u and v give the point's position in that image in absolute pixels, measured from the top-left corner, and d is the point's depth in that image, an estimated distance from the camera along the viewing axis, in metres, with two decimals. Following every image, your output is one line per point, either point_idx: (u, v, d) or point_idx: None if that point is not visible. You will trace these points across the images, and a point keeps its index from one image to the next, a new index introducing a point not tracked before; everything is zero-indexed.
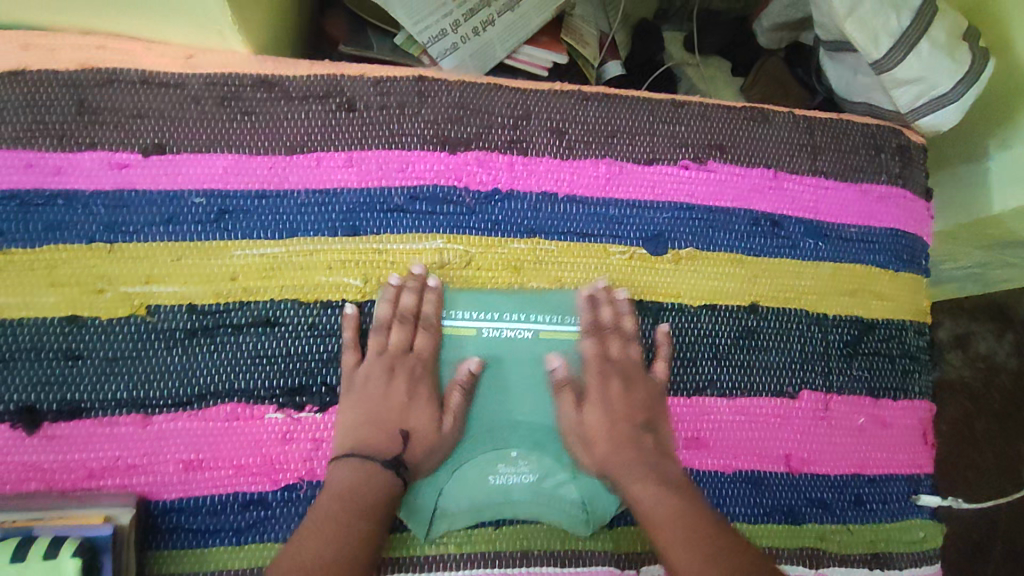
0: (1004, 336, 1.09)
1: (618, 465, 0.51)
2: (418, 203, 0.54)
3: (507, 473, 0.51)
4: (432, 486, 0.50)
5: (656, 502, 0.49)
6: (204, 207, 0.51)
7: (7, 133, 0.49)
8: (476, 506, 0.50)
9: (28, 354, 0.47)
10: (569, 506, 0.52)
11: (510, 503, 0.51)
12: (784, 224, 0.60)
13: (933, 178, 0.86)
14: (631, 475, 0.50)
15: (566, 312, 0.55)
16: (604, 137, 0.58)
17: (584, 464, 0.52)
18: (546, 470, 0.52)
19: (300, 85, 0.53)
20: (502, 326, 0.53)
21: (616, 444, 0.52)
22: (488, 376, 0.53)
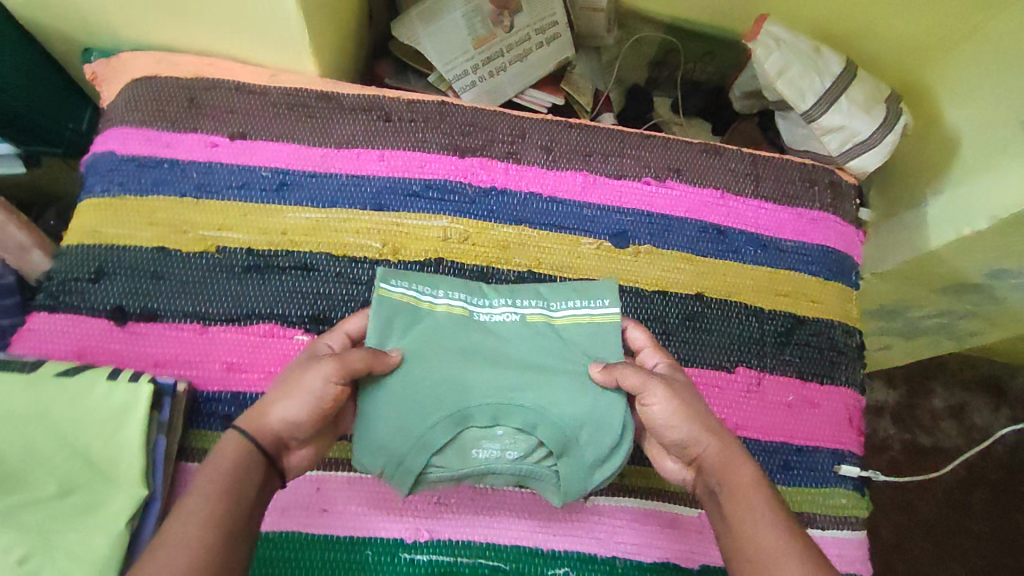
0: (999, 409, 1.15)
1: (721, 449, 0.51)
2: (431, 191, 0.69)
3: (491, 447, 0.55)
4: (414, 449, 0.54)
5: (758, 506, 0.48)
6: (269, 179, 0.67)
7: (136, 116, 0.67)
8: (462, 471, 0.55)
9: (125, 271, 0.62)
10: (549, 479, 0.56)
11: (493, 471, 0.55)
12: (729, 233, 0.72)
13: (875, 227, 0.98)
14: (730, 466, 0.50)
15: (548, 298, 0.63)
16: (582, 156, 0.73)
17: (572, 444, 0.55)
18: (528, 447, 0.55)
19: (353, 100, 0.71)
20: (493, 311, 0.62)
21: (710, 425, 0.52)
22: (482, 352, 0.58)
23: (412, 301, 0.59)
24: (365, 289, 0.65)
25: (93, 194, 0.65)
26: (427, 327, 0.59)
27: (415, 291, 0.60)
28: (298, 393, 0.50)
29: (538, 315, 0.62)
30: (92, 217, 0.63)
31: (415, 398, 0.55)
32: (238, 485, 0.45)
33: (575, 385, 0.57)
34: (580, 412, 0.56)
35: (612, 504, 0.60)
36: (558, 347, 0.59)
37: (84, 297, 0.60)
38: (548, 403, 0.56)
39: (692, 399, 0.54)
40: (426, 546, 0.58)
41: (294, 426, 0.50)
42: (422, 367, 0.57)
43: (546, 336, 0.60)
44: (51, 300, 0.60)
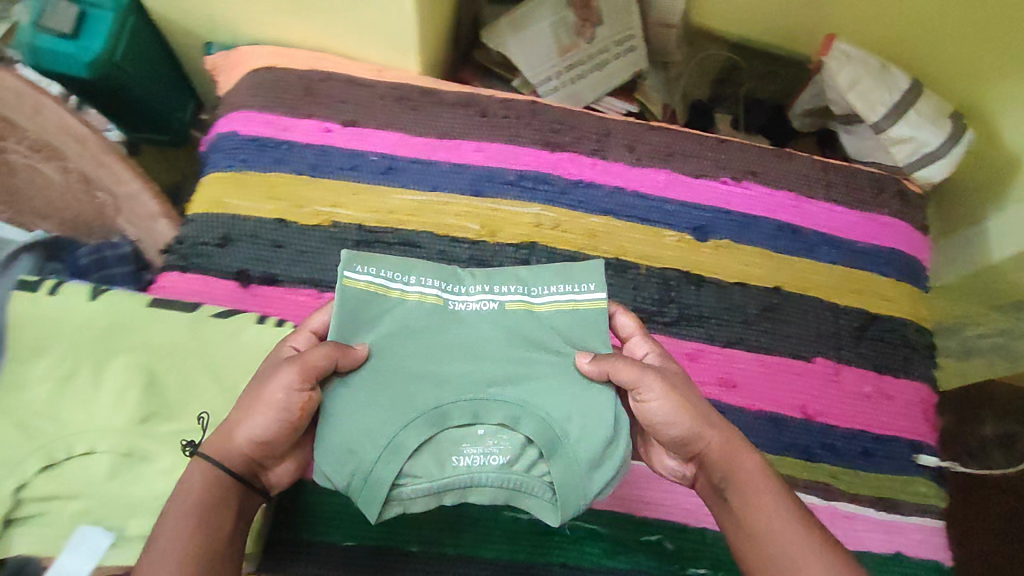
0: None
1: (724, 443, 0.49)
2: (524, 180, 0.73)
3: (472, 453, 0.48)
4: (384, 455, 0.47)
5: (758, 496, 0.47)
6: (376, 163, 0.72)
7: (257, 103, 0.73)
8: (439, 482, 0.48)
9: (248, 239, 0.67)
10: (541, 490, 0.49)
11: (476, 480, 0.48)
12: (803, 233, 0.76)
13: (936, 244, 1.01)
14: (726, 454, 0.49)
15: (529, 283, 0.55)
16: (664, 155, 0.77)
17: (562, 441, 0.48)
18: (513, 451, 0.49)
19: (453, 96, 0.76)
20: (467, 298, 0.54)
21: (702, 413, 0.50)
22: (457, 346, 0.52)
23: (380, 290, 0.52)
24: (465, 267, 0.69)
25: (218, 169, 0.70)
26: (393, 320, 0.52)
27: (383, 279, 0.53)
28: (260, 406, 0.47)
29: (519, 303, 0.54)
30: (218, 188, 0.69)
31: (388, 395, 0.49)
32: (213, 512, 0.45)
33: (558, 374, 0.51)
34: (572, 408, 0.50)
35: None
36: (539, 338, 0.53)
37: (211, 260, 0.65)
38: (528, 395, 0.50)
39: (683, 386, 0.51)
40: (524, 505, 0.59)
41: (261, 443, 0.47)
42: (390, 365, 0.50)
43: (526, 326, 0.54)
44: (182, 261, 0.65)
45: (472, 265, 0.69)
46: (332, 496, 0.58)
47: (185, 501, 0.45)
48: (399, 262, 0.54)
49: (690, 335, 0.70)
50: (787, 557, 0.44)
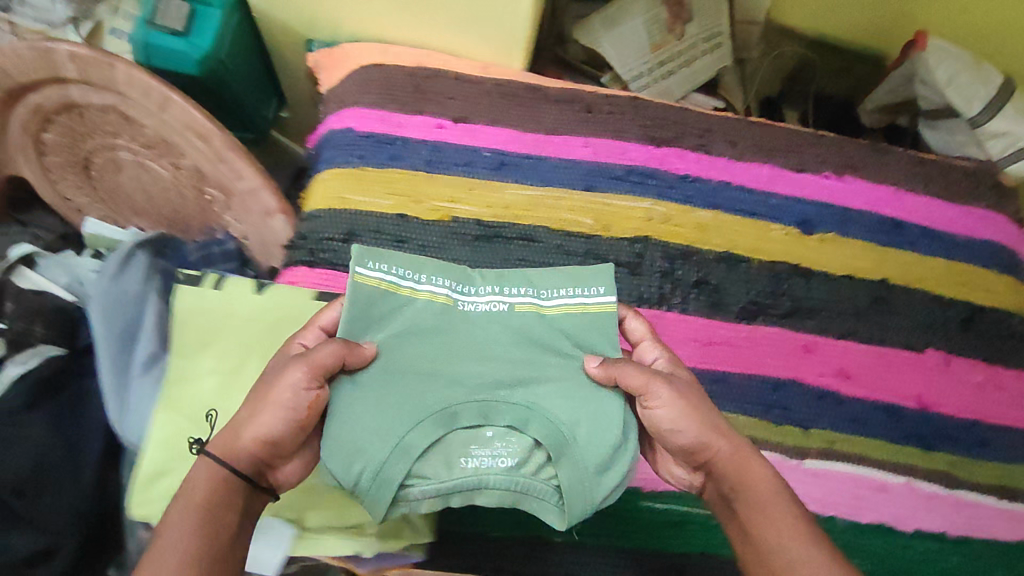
0: None
1: (733, 451, 0.49)
2: (633, 176, 0.74)
3: (480, 455, 0.48)
4: (393, 455, 0.47)
5: (762, 505, 0.47)
6: (490, 159, 0.72)
7: (368, 99, 0.73)
8: (447, 483, 0.47)
9: (373, 235, 0.68)
10: (545, 493, 0.48)
11: (483, 482, 0.47)
12: (905, 226, 0.77)
13: None
14: (733, 462, 0.49)
15: (538, 286, 0.55)
16: (766, 151, 0.78)
17: (568, 445, 0.48)
18: (521, 452, 0.49)
19: (558, 92, 0.77)
20: (476, 300, 0.54)
21: (710, 421, 0.49)
22: (468, 347, 0.52)
23: (391, 287, 0.52)
24: (583, 261, 0.70)
25: (334, 165, 0.71)
26: (407, 320, 0.52)
27: (395, 277, 0.53)
28: (266, 404, 0.46)
29: (528, 305, 0.54)
30: (338, 185, 0.69)
31: (395, 395, 0.49)
32: (218, 509, 0.44)
33: (569, 377, 0.51)
34: (579, 410, 0.50)
35: (824, 466, 0.67)
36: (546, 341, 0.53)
37: (339, 255, 0.66)
38: (539, 398, 0.50)
39: (691, 393, 0.51)
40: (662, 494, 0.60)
41: (270, 442, 0.46)
42: (402, 364, 0.50)
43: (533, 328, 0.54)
44: (311, 256, 0.66)
45: (589, 259, 0.70)
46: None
47: (186, 500, 0.44)
48: (412, 260, 0.54)
49: (805, 327, 0.71)
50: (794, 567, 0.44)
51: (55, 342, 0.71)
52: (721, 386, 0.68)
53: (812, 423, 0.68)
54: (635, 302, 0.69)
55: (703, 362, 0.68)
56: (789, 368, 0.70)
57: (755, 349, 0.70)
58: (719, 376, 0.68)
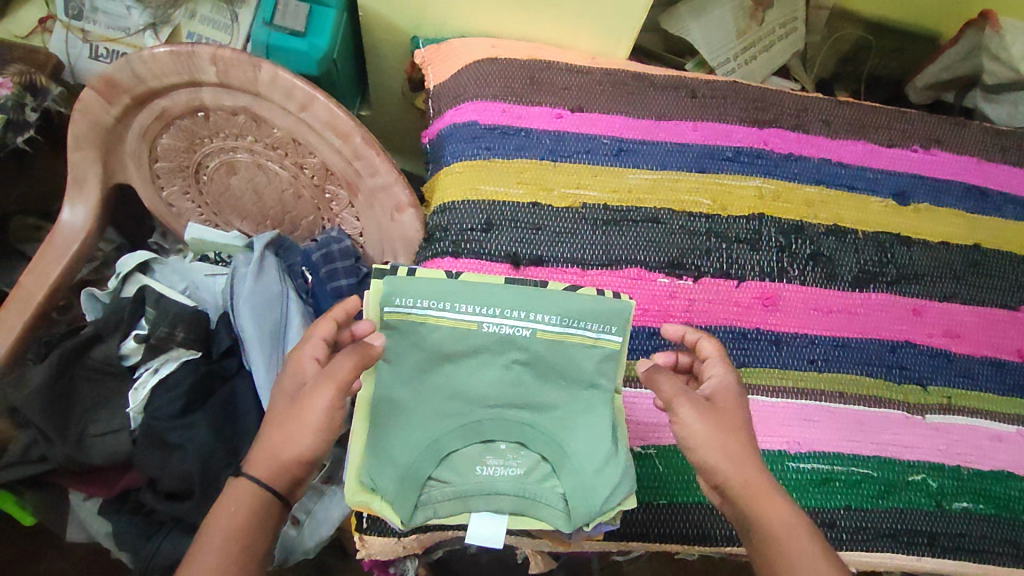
0: None
1: (746, 485, 0.49)
2: (742, 156, 0.78)
3: (493, 463, 0.49)
4: (421, 456, 0.49)
5: (782, 539, 0.47)
6: (609, 146, 0.75)
7: (489, 93, 0.76)
8: (461, 492, 0.49)
9: (508, 223, 0.69)
10: (555, 501, 0.49)
11: (494, 492, 0.49)
12: (989, 194, 0.82)
13: None
14: (749, 491, 0.49)
15: (568, 314, 0.50)
16: (857, 128, 0.83)
17: (571, 459, 0.49)
18: (533, 463, 0.50)
19: (662, 79, 0.80)
20: (503, 323, 0.50)
21: (732, 450, 0.50)
22: (483, 361, 0.51)
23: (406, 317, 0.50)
24: (706, 240, 0.73)
25: (462, 158, 0.73)
26: (422, 342, 0.50)
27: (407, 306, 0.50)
28: (300, 429, 0.46)
29: (552, 334, 0.50)
30: (469, 176, 0.71)
31: (413, 416, 0.50)
32: (252, 535, 0.45)
33: (580, 396, 0.51)
34: (589, 422, 0.50)
35: (944, 420, 0.69)
36: (561, 365, 0.51)
37: (482, 244, 0.67)
38: (547, 416, 0.51)
39: (717, 419, 0.51)
40: (805, 457, 0.64)
41: (304, 463, 0.47)
42: (423, 384, 0.51)
43: (554, 354, 0.51)
44: (453, 246, 0.67)
45: (711, 237, 0.73)
46: (638, 461, 0.59)
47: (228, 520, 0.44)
48: (430, 285, 0.50)
49: (912, 292, 0.75)
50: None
51: (192, 347, 0.66)
52: (845, 351, 0.70)
53: (928, 380, 0.70)
54: (759, 275, 0.72)
55: (827, 329, 0.71)
56: (904, 332, 0.72)
57: (871, 314, 0.73)
58: (841, 341, 0.71)
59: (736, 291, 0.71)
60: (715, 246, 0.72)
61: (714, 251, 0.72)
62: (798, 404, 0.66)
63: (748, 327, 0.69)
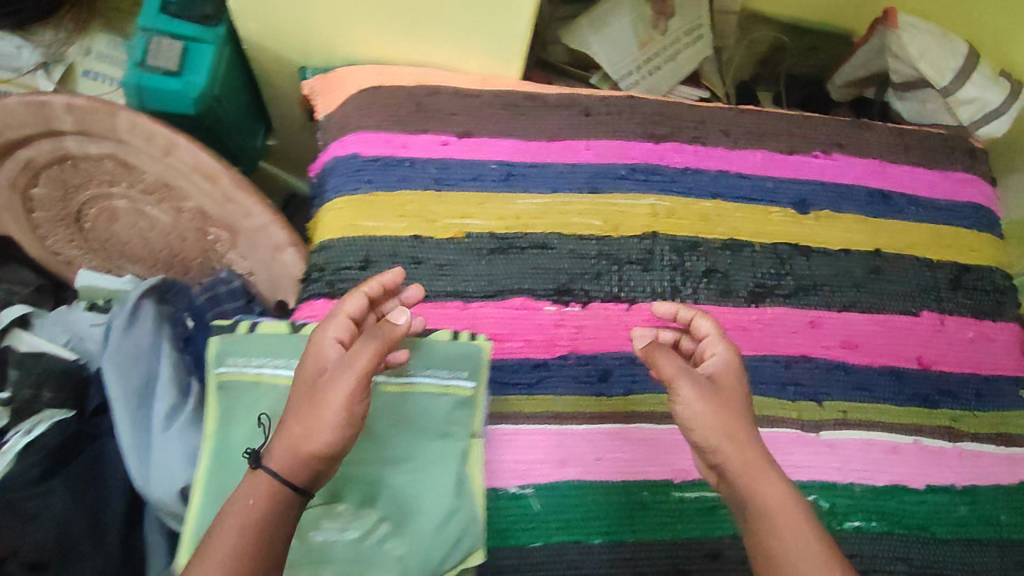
0: None
1: (745, 463, 0.49)
2: (636, 174, 0.76)
3: (330, 527, 0.51)
4: None
5: (785, 514, 0.47)
6: (497, 171, 0.73)
7: (371, 123, 0.73)
8: (295, 558, 0.50)
9: (386, 258, 0.67)
10: (389, 562, 0.51)
11: (330, 557, 0.50)
12: (892, 197, 0.80)
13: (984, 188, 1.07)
14: (750, 472, 0.49)
15: (416, 368, 0.56)
16: (757, 137, 0.81)
17: (410, 514, 0.53)
18: (373, 524, 0.52)
19: (554, 98, 0.78)
20: None
21: (734, 427, 0.50)
22: None
23: (251, 379, 0.52)
24: (596, 263, 0.71)
25: (342, 193, 0.71)
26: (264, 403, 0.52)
27: (252, 367, 0.52)
28: (326, 412, 0.45)
29: (398, 386, 0.55)
30: (347, 212, 0.69)
31: None
32: None
33: (424, 453, 0.55)
34: (432, 479, 0.54)
35: (840, 436, 0.68)
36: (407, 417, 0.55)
37: (358, 283, 0.66)
38: (390, 475, 0.54)
39: (718, 398, 0.51)
40: (693, 485, 0.63)
41: (326, 458, 0.45)
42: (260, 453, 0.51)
43: (400, 406, 0.55)
44: (327, 288, 0.66)
45: (602, 260, 0.71)
46: (513, 501, 0.60)
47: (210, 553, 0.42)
48: (274, 347, 0.53)
49: (810, 304, 0.73)
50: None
51: (63, 406, 0.65)
52: None
53: (824, 395, 0.69)
54: (650, 297, 0.71)
55: None
56: (801, 347, 0.71)
57: (769, 330, 0.71)
58: None
59: (626, 314, 0.69)
60: (606, 270, 0.71)
61: (604, 275, 0.71)
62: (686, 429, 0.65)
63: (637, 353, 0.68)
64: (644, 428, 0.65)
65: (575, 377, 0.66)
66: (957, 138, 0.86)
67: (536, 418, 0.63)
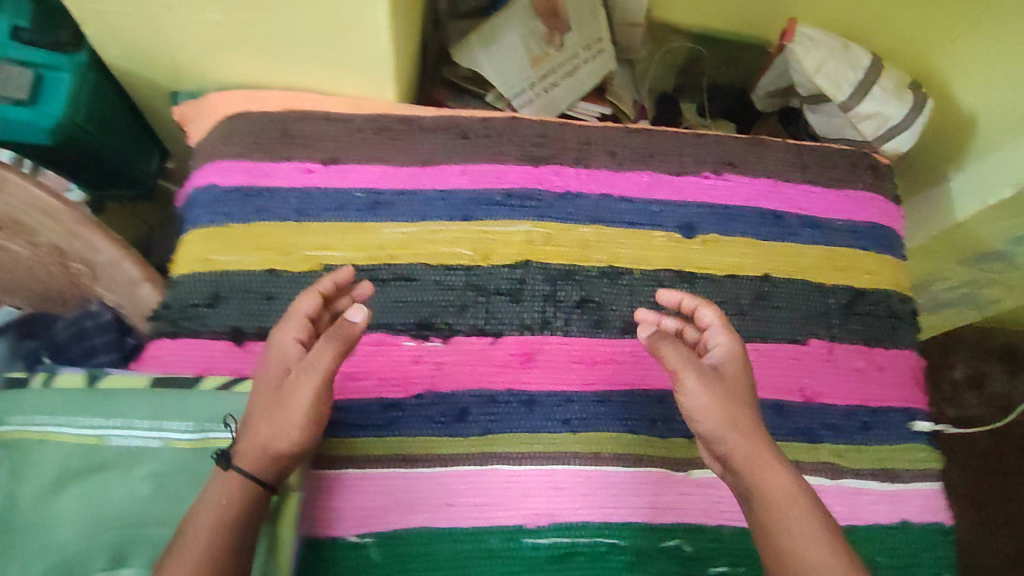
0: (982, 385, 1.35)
1: (746, 452, 0.53)
2: (512, 199, 0.73)
3: None
4: None
5: (789, 500, 0.51)
6: (363, 199, 0.70)
7: (232, 151, 0.71)
8: None
9: (238, 294, 0.66)
10: None
11: None
12: (785, 218, 0.77)
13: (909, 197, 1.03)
14: (754, 461, 0.53)
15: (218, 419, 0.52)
16: (646, 157, 0.78)
17: None
18: None
19: (431, 121, 0.75)
20: (134, 434, 0.51)
21: (737, 416, 0.54)
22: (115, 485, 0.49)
23: (38, 438, 0.51)
24: (463, 295, 0.69)
25: (199, 225, 0.69)
26: (49, 462, 0.49)
27: (41, 426, 0.51)
28: (288, 416, 0.49)
29: (193, 440, 0.52)
30: (201, 245, 0.67)
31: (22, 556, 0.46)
32: None
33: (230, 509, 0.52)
34: None
35: (711, 476, 0.66)
36: (203, 471, 0.50)
37: (204, 321, 0.65)
38: None
39: (721, 388, 0.54)
40: (547, 530, 0.62)
41: (291, 453, 0.50)
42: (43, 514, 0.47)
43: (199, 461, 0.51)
44: (173, 326, 0.65)
45: (470, 291, 0.69)
46: (352, 550, 0.60)
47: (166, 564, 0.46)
48: (65, 405, 0.52)
49: None
50: (812, 571, 0.48)
51: None
52: (606, 407, 0.67)
53: None
54: (517, 329, 0.68)
55: (588, 383, 0.68)
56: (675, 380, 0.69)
57: (640, 363, 0.69)
58: (602, 396, 0.67)
59: (492, 348, 0.67)
60: (473, 302, 0.69)
61: (470, 308, 0.68)
62: (546, 471, 0.64)
63: (498, 389, 0.66)
64: (500, 469, 0.63)
65: (430, 416, 0.65)
66: (859, 155, 0.82)
67: (385, 461, 0.62)
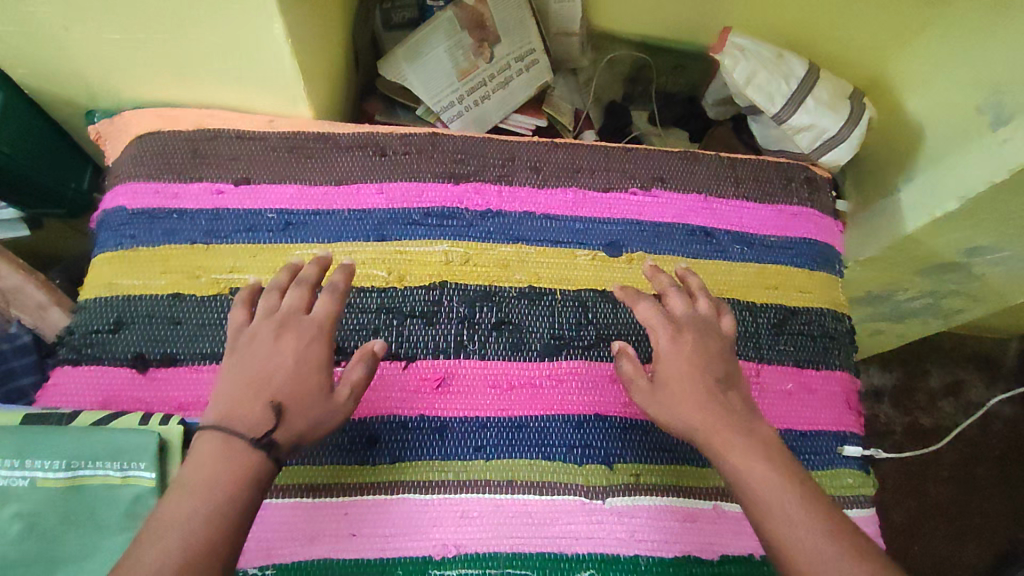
0: (950, 397, 1.33)
1: (709, 427, 0.54)
2: (430, 218, 0.72)
3: None
4: None
5: (753, 461, 0.52)
6: (275, 220, 0.69)
7: (144, 171, 0.70)
8: None
9: (142, 319, 0.65)
10: None
11: None
12: (715, 234, 0.76)
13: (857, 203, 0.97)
14: (718, 432, 0.54)
15: (86, 458, 0.52)
16: (571, 173, 0.76)
17: None
18: None
19: (349, 138, 0.74)
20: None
21: (702, 398, 0.55)
22: None
23: None
24: (375, 318, 0.67)
25: (108, 248, 0.68)
26: None
27: None
28: (324, 406, 0.52)
29: (59, 480, 0.51)
30: (109, 269, 0.67)
31: None
32: None
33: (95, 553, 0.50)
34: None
35: (627, 503, 0.64)
36: (74, 513, 0.51)
37: (105, 348, 0.63)
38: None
39: (677, 378, 0.57)
40: (456, 561, 0.61)
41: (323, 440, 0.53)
42: None
43: (63, 500, 0.51)
44: (75, 353, 0.63)
45: (382, 314, 0.67)
46: None
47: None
48: None
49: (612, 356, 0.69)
50: (795, 530, 0.48)
51: None
52: (521, 433, 0.65)
53: (615, 457, 0.66)
54: (430, 353, 0.67)
55: (503, 409, 0.66)
56: (593, 404, 0.67)
57: (559, 388, 0.67)
58: (517, 422, 0.66)
59: (403, 374, 0.66)
60: (385, 325, 0.67)
61: (382, 331, 0.67)
62: (456, 500, 0.62)
63: (411, 416, 0.65)
64: (409, 499, 0.62)
65: (336, 444, 0.63)
66: (795, 168, 0.81)
67: (288, 491, 0.61)
